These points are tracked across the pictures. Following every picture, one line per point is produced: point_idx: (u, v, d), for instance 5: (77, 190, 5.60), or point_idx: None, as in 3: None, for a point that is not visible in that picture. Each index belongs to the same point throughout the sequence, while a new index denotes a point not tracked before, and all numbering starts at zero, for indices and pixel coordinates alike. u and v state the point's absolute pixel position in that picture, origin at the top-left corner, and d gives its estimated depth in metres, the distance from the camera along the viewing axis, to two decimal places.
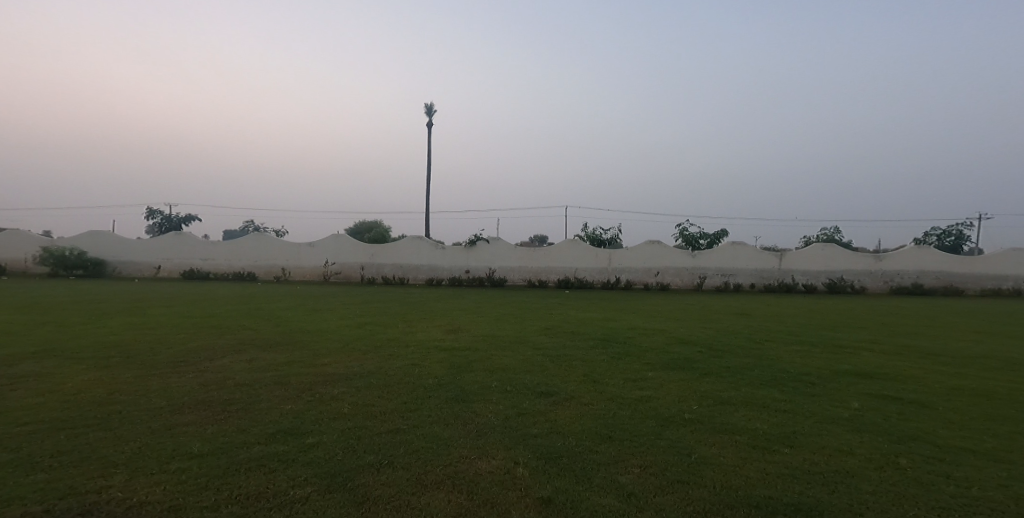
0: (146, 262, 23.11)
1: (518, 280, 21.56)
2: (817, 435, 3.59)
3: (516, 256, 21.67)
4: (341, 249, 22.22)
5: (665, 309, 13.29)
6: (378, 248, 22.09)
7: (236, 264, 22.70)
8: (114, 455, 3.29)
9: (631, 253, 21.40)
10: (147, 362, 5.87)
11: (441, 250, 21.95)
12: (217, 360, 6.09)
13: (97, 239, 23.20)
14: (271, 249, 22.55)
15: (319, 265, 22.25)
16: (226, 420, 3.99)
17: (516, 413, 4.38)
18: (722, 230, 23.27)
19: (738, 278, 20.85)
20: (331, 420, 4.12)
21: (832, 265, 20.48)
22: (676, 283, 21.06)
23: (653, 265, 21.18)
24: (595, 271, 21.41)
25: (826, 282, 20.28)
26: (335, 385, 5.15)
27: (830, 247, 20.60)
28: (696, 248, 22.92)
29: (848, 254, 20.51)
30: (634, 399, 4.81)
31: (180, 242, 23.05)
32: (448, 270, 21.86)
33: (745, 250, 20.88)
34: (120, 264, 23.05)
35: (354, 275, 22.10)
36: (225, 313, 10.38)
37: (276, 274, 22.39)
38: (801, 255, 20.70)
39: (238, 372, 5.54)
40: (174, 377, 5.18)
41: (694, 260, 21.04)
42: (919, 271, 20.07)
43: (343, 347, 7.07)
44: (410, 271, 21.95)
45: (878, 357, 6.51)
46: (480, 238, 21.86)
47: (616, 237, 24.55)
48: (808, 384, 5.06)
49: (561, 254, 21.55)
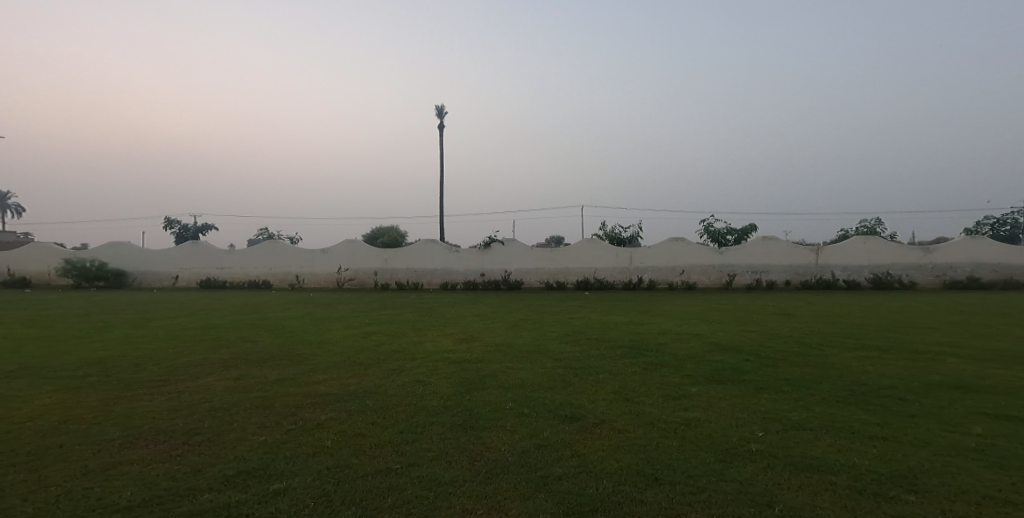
0: (163, 272, 22.98)
1: (536, 282, 20.74)
2: (943, 478, 2.71)
3: (534, 257, 20.86)
4: (355, 255, 21.72)
5: (695, 310, 12.29)
6: (392, 252, 21.51)
7: (251, 272, 22.40)
8: (21, 507, 2.57)
9: (655, 251, 20.36)
10: (121, 382, 5.21)
11: (457, 253, 21.26)
12: (200, 378, 5.40)
13: (116, 250, 23.20)
14: (285, 256, 22.19)
15: (333, 272, 21.80)
16: (180, 458, 3.26)
17: (536, 446, 3.55)
18: (751, 225, 22.03)
19: (770, 275, 19.64)
20: (309, 458, 3.37)
21: (874, 259, 19.12)
22: (704, 282, 19.96)
23: (678, 263, 20.13)
24: (617, 271, 20.45)
25: (869, 278, 18.94)
26: (324, 409, 4.41)
27: (872, 239, 19.25)
28: (723, 245, 21.75)
29: (892, 246, 19.13)
30: (680, 424, 3.95)
31: (196, 251, 22.86)
32: (464, 274, 21.17)
33: (777, 246, 19.67)
34: (139, 275, 23.00)
35: (369, 281, 21.58)
36: (226, 324, 9.77)
37: (291, 281, 22.02)
38: (840, 249, 19.38)
39: (218, 393, 4.85)
40: (142, 401, 4.50)
41: (722, 257, 19.91)
42: (973, 264, 18.60)
43: (343, 362, 6.35)
44: (425, 275, 21.33)
45: (965, 364, 5.52)
46: (496, 240, 21.11)
47: (637, 235, 23.52)
48: (897, 402, 4.12)
49: (581, 254, 20.65)
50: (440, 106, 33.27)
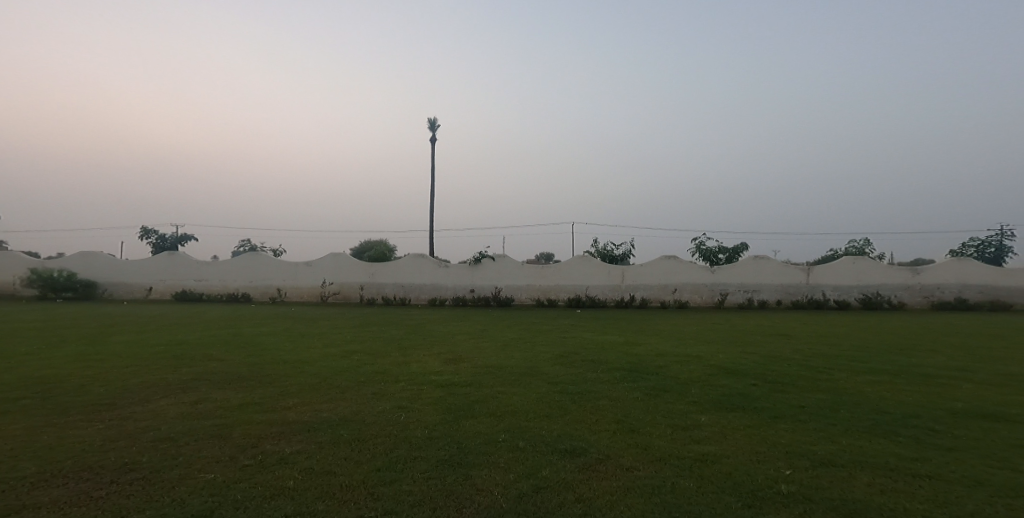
0: (137, 283, 22.08)
1: (526, 299, 20.28)
2: None
3: (523, 273, 20.44)
4: (339, 269, 21.10)
5: (690, 330, 11.91)
6: (378, 266, 20.96)
7: (230, 285, 21.63)
8: None
9: (646, 269, 20.08)
10: (63, 406, 4.62)
11: (444, 269, 20.77)
12: (152, 402, 4.83)
13: (88, 260, 22.26)
14: (267, 269, 21.49)
15: (316, 286, 21.12)
16: (109, 503, 2.73)
17: (533, 489, 3.08)
18: (742, 244, 21.88)
19: (762, 294, 19.43)
20: (266, 502, 2.86)
21: (865, 279, 19.04)
22: (695, 301, 19.68)
23: (669, 282, 19.85)
24: (607, 288, 20.10)
25: (861, 298, 18.82)
26: (292, 440, 3.89)
27: (862, 259, 19.21)
28: (714, 263, 21.55)
29: (882, 267, 19.09)
30: (694, 461, 3.51)
31: (173, 263, 22.04)
32: (452, 290, 20.65)
33: (769, 265, 19.52)
34: (112, 286, 22.07)
35: (353, 296, 20.94)
36: (196, 340, 9.14)
37: (271, 295, 21.29)
38: (831, 269, 19.28)
39: (172, 419, 4.30)
40: (80, 430, 3.93)
41: (713, 276, 19.70)
42: (962, 285, 18.59)
43: (318, 384, 5.81)
44: (412, 290, 20.77)
45: (986, 390, 5.18)
46: (484, 255, 20.68)
47: (628, 253, 23.26)
48: (930, 434, 3.75)
49: (571, 271, 20.29)
50: (431, 119, 33.00)
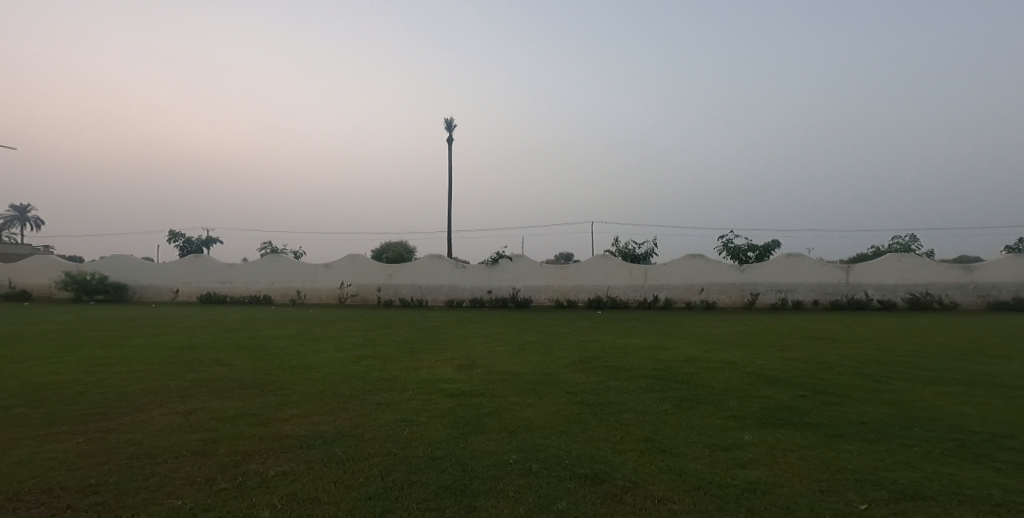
0: (163, 286, 22.40)
1: (546, 300, 19.75)
2: None
3: (543, 274, 19.92)
4: (358, 270, 20.98)
5: (720, 333, 11.23)
6: (397, 267, 20.74)
7: (252, 286, 21.75)
8: None
9: (671, 268, 19.30)
10: (51, 416, 4.35)
11: (463, 269, 20.42)
12: (143, 412, 4.52)
13: (117, 263, 22.70)
14: (288, 271, 21.53)
15: (336, 287, 21.03)
16: None
17: None
18: (774, 241, 20.87)
19: (796, 294, 18.44)
20: None
21: (910, 278, 17.90)
22: (723, 301, 18.81)
23: (696, 281, 19.05)
24: (630, 289, 19.41)
25: (906, 297, 17.68)
26: (281, 459, 3.50)
27: (907, 257, 18.06)
28: (743, 262, 20.61)
29: (929, 265, 17.91)
30: (740, 491, 2.97)
31: (197, 265, 22.29)
32: (471, 291, 20.28)
33: (804, 263, 18.52)
34: (139, 288, 22.45)
35: (371, 297, 20.79)
36: (207, 343, 8.94)
37: (292, 297, 21.31)
38: (872, 267, 18.18)
39: (158, 432, 3.96)
40: (57, 445, 3.62)
41: (743, 275, 18.80)
42: (1019, 284, 17.28)
43: (322, 393, 5.46)
44: (430, 291, 20.49)
45: None
46: (503, 255, 20.25)
47: (652, 252, 22.49)
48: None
49: (593, 271, 19.66)
50: (450, 119, 32.86)
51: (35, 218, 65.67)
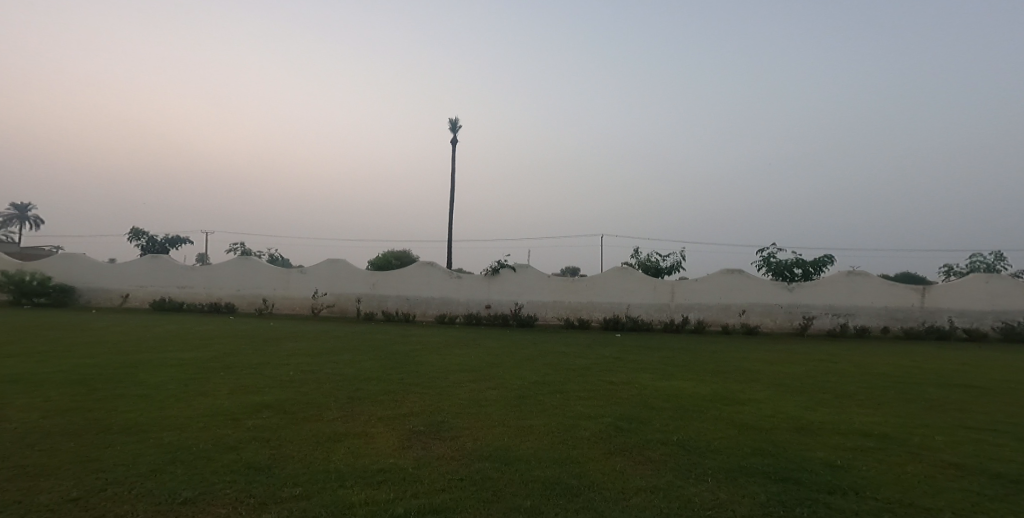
0: (114, 289, 19.55)
1: (553, 319, 16.67)
2: None
3: (551, 287, 16.86)
4: (335, 277, 18.02)
5: (798, 372, 8.06)
6: (381, 275, 17.78)
7: (214, 293, 18.85)
8: None
9: (704, 284, 16.15)
10: None
11: (457, 280, 17.40)
12: None
13: (66, 263, 19.96)
14: (255, 275, 18.61)
15: (309, 296, 18.09)
16: None
17: None
18: (825, 256, 17.67)
19: (857, 319, 15.25)
20: None
21: (1000, 303, 14.71)
22: (767, 325, 15.65)
23: (734, 301, 15.90)
24: (654, 307, 16.30)
25: (996, 326, 14.47)
26: None
27: (994, 277, 14.90)
28: (789, 280, 17.40)
29: (1023, 288, 14.70)
30: None
31: (154, 266, 19.44)
32: (466, 305, 17.25)
33: (867, 282, 15.34)
34: (88, 292, 19.63)
35: (349, 309, 17.84)
36: (43, 374, 5.96)
37: (258, 306, 18.36)
38: (953, 289, 14.99)
39: None
40: None
41: (790, 295, 15.64)
42: None
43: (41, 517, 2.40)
44: (418, 305, 17.49)
45: None
46: (505, 265, 17.23)
47: (677, 265, 19.35)
48: None
49: (610, 285, 16.58)
50: (454, 120, 30.13)
51: (34, 217, 64.15)
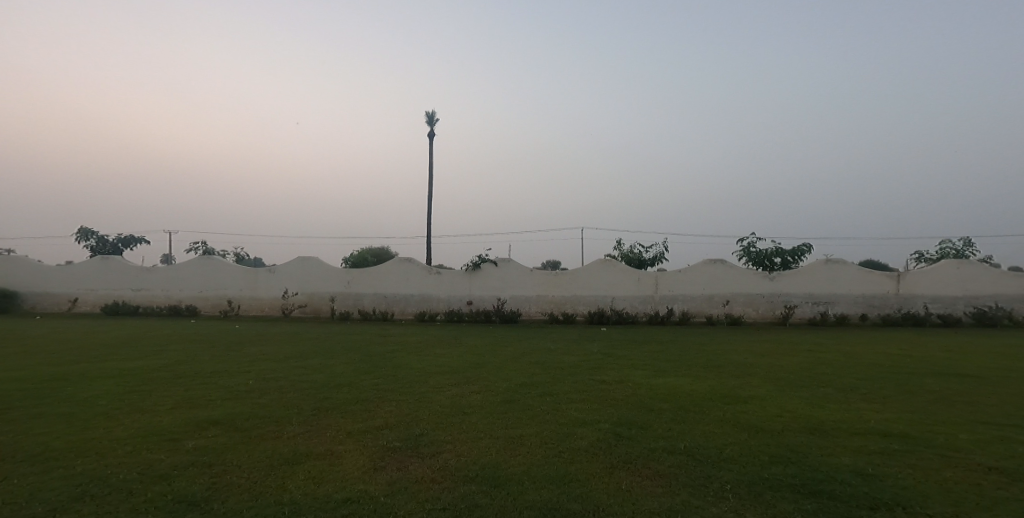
0: (64, 293, 18.21)
1: (535, 314, 16.22)
2: None
3: (533, 281, 16.39)
4: (306, 275, 17.16)
5: (792, 364, 7.77)
6: (355, 272, 17.00)
7: (175, 295, 17.74)
8: None
9: (687, 275, 15.93)
10: None
11: (435, 276, 16.76)
12: None
13: (9, 266, 18.51)
14: (220, 275, 17.59)
15: (278, 296, 17.18)
16: None
17: None
18: (804, 244, 17.68)
19: (837, 307, 15.26)
20: None
21: (972, 288, 14.90)
22: (750, 315, 15.53)
23: (717, 291, 15.73)
24: (637, 300, 16.01)
25: (969, 312, 14.66)
26: None
27: (967, 263, 15.07)
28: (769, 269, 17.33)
29: (994, 273, 14.91)
30: None
31: (108, 268, 18.17)
32: (445, 302, 16.65)
33: (846, 270, 15.36)
34: (34, 297, 18.24)
35: (322, 309, 17.01)
36: None
37: (223, 308, 17.35)
38: (928, 275, 15.12)
39: None
40: None
41: (772, 284, 15.54)
42: None
43: None
44: (395, 303, 16.80)
45: None
46: (485, 259, 16.67)
47: (659, 257, 19.11)
48: None
49: (593, 278, 16.21)
50: (430, 113, 29.28)
51: None
